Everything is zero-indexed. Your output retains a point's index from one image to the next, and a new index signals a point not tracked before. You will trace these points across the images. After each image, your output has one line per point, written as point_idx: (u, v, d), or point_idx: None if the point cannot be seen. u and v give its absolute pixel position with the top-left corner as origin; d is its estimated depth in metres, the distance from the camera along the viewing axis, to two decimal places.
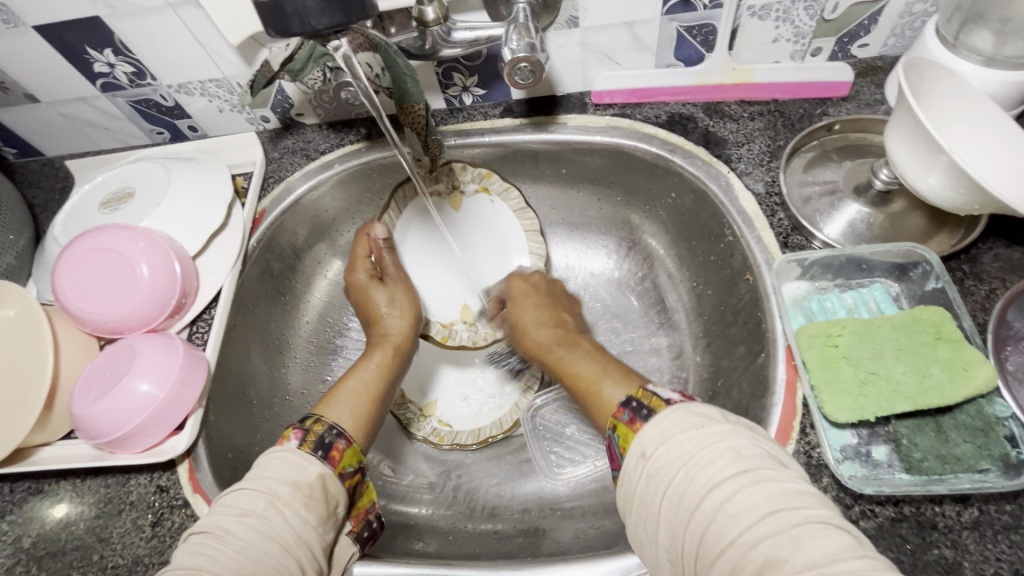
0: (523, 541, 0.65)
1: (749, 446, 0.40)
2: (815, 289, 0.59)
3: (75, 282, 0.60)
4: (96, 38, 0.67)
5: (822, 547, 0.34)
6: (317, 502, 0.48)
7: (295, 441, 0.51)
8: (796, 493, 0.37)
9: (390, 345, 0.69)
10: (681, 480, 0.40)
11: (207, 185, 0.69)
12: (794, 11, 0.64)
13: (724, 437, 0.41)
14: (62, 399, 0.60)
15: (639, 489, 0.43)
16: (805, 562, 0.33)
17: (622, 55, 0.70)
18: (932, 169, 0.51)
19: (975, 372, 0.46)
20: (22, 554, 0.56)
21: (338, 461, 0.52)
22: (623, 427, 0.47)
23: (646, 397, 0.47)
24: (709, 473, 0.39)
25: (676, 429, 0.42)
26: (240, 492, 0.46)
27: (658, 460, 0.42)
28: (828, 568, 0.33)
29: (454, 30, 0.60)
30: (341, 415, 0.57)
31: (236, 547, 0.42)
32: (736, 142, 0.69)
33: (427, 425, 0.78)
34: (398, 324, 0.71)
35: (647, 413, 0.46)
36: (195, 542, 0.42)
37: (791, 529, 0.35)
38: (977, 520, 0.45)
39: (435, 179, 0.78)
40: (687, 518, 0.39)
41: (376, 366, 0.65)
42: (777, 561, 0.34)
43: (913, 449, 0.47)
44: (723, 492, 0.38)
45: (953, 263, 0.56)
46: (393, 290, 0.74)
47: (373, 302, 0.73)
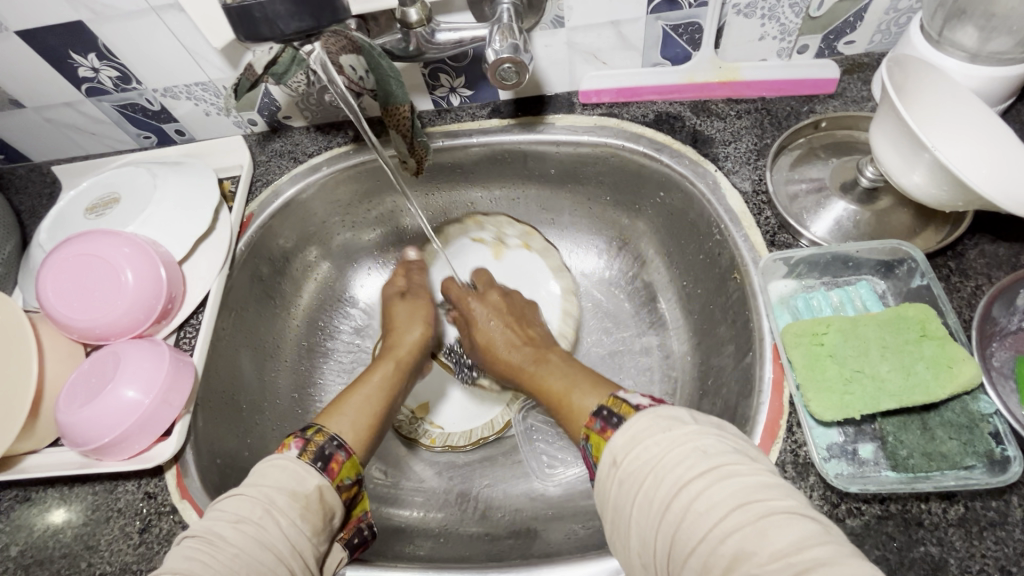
0: (514, 543, 0.65)
1: (715, 444, 0.41)
2: (801, 287, 0.59)
3: (58, 289, 0.60)
4: (79, 43, 0.67)
5: (785, 537, 0.35)
6: (313, 512, 0.48)
7: (295, 451, 0.51)
8: (759, 486, 0.38)
9: (393, 358, 0.68)
10: (651, 482, 0.41)
11: (194, 188, 0.69)
12: (780, 9, 0.64)
13: (690, 438, 0.42)
14: (48, 406, 0.60)
15: (612, 494, 0.44)
16: (769, 552, 0.35)
17: (609, 54, 0.70)
18: (917, 167, 0.50)
19: (959, 368, 0.46)
20: (9, 562, 0.56)
21: (337, 474, 0.52)
22: (595, 436, 0.48)
23: (616, 404, 0.48)
24: (677, 474, 0.40)
25: (643, 433, 0.44)
26: (235, 500, 0.46)
27: (628, 467, 0.43)
28: (792, 558, 0.34)
29: (438, 32, 0.59)
30: (342, 426, 0.56)
31: (228, 554, 0.42)
32: (723, 140, 0.69)
33: (419, 426, 0.78)
34: (412, 340, 0.71)
35: (617, 420, 0.47)
36: (189, 545, 0.43)
37: (756, 521, 0.36)
38: (964, 517, 0.45)
39: (479, 226, 0.82)
40: (657, 518, 0.40)
41: (378, 381, 0.64)
42: (744, 554, 0.35)
43: (899, 446, 0.47)
44: (692, 490, 0.39)
45: (939, 259, 0.56)
46: (414, 306, 0.75)
47: (394, 315, 0.75)
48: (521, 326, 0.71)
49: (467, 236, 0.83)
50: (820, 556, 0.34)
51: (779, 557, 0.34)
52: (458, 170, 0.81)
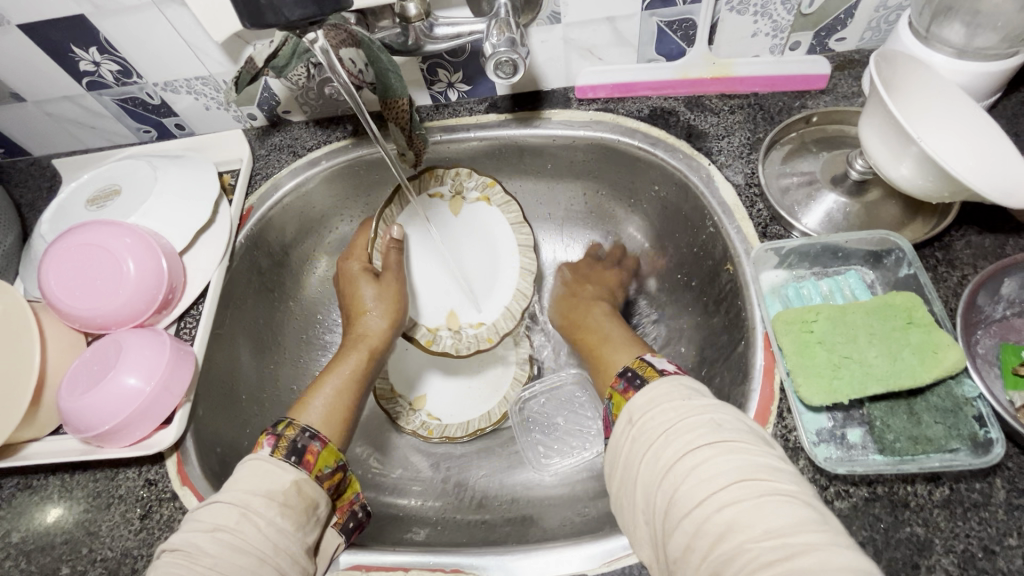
0: (510, 529, 0.66)
1: (730, 420, 0.43)
2: (791, 277, 0.60)
3: (61, 276, 0.60)
4: (81, 37, 0.67)
5: (782, 518, 0.36)
6: (293, 508, 0.48)
7: (268, 449, 0.51)
8: (765, 467, 0.39)
9: (367, 346, 0.66)
10: (661, 443, 0.43)
11: (194, 181, 0.70)
12: (772, 6, 0.65)
13: (708, 410, 0.44)
14: (50, 394, 0.60)
15: (623, 450, 0.46)
16: (765, 528, 0.36)
17: (604, 50, 0.71)
18: (904, 159, 0.52)
19: (944, 354, 0.47)
20: (11, 549, 0.57)
21: (314, 464, 0.53)
22: (617, 395, 0.51)
23: (641, 367, 0.52)
24: (687, 440, 0.42)
25: (663, 398, 0.46)
26: (212, 508, 0.46)
27: (645, 425, 0.45)
28: (784, 537, 0.35)
29: (437, 26, 0.60)
30: (313, 419, 0.57)
31: (205, 565, 0.42)
32: (717, 135, 0.70)
33: (416, 418, 0.79)
34: (378, 325, 0.68)
35: (639, 382, 0.50)
36: (168, 561, 0.43)
37: (755, 498, 0.37)
38: (948, 498, 0.46)
39: (438, 180, 0.79)
40: (660, 479, 0.41)
41: (349, 372, 0.63)
42: (738, 526, 0.36)
43: (886, 430, 0.48)
44: (697, 457, 0.40)
45: (927, 250, 0.58)
46: (382, 287, 0.70)
47: (359, 294, 0.70)
48: (595, 291, 0.77)
49: (427, 193, 0.79)
50: (806, 542, 0.34)
51: (768, 534, 0.35)
52: (456, 165, 0.81)
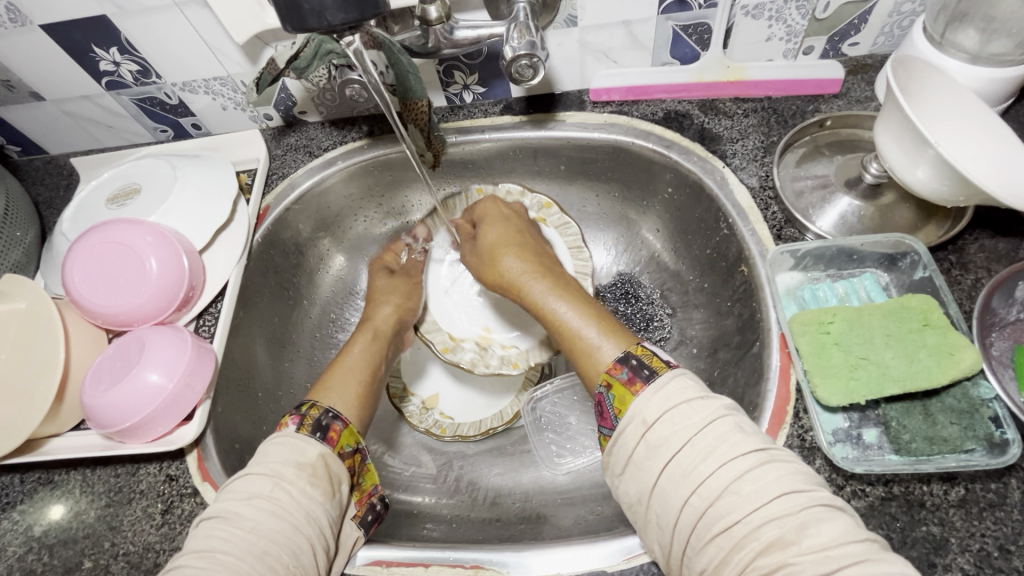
0: (525, 527, 0.66)
1: (752, 426, 0.44)
2: (807, 279, 0.61)
3: (85, 273, 0.61)
4: (102, 37, 0.68)
5: (825, 532, 0.38)
6: (321, 479, 0.49)
7: (294, 426, 0.52)
8: (796, 476, 0.41)
9: (373, 329, 0.71)
10: (691, 454, 0.42)
11: (213, 180, 0.71)
12: (786, 11, 0.66)
13: (732, 416, 0.44)
14: (72, 390, 0.61)
15: (635, 451, 0.45)
16: (807, 544, 0.37)
17: (620, 53, 0.72)
18: (920, 162, 0.52)
19: (961, 356, 0.48)
20: (33, 543, 0.58)
21: (336, 442, 0.53)
22: (619, 386, 0.49)
23: (646, 356, 0.49)
24: (720, 452, 0.42)
25: (679, 398, 0.45)
26: (247, 478, 0.47)
27: (666, 433, 0.44)
28: (830, 551, 0.37)
29: (457, 29, 0.61)
30: (334, 399, 0.58)
31: (246, 527, 0.44)
32: (731, 138, 0.70)
33: (429, 417, 0.79)
34: (387, 311, 0.73)
35: (647, 374, 0.48)
36: (208, 526, 0.45)
37: (797, 513, 0.39)
38: (964, 498, 0.47)
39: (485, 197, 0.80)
40: (691, 490, 0.41)
41: (360, 351, 0.67)
42: (781, 542, 0.38)
43: (901, 431, 0.49)
44: (733, 471, 0.41)
45: (941, 253, 0.58)
46: (394, 282, 0.76)
47: (374, 285, 0.76)
48: (514, 233, 0.68)
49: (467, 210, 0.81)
50: (849, 554, 0.36)
51: (818, 550, 0.37)
52: (471, 166, 0.82)
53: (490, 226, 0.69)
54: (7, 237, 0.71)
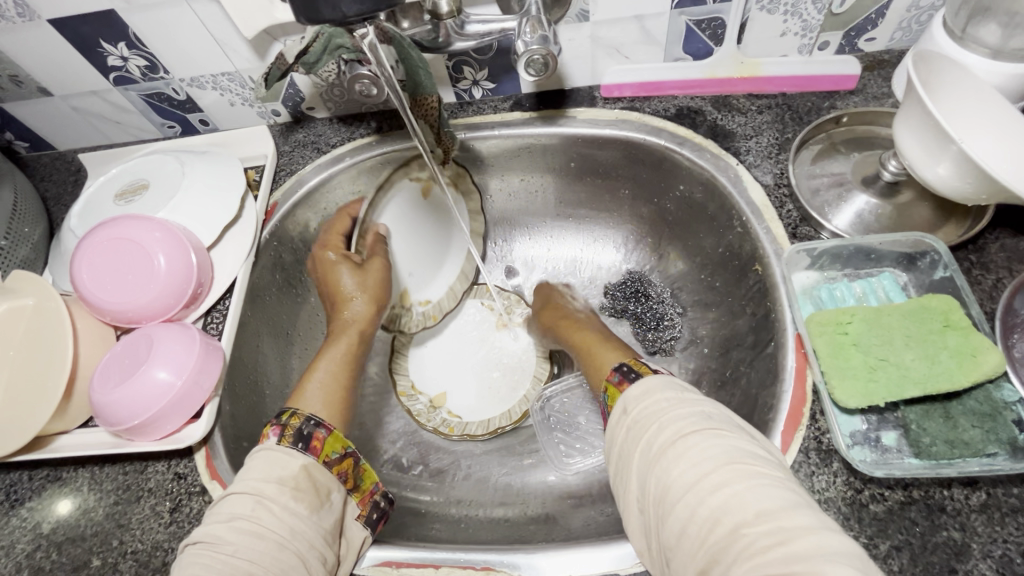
0: (534, 528, 0.66)
1: (722, 414, 0.45)
2: (823, 278, 0.60)
3: (92, 269, 0.61)
4: (110, 32, 0.68)
5: (767, 501, 0.37)
6: (305, 492, 0.49)
7: (274, 438, 0.52)
8: (754, 455, 0.41)
9: (356, 330, 0.66)
10: (655, 431, 0.45)
11: (221, 177, 0.70)
12: (803, 5, 0.64)
13: (701, 403, 0.46)
14: (80, 388, 0.61)
15: (619, 440, 0.48)
16: (756, 512, 0.37)
17: (631, 49, 0.71)
18: (942, 159, 0.51)
19: (984, 358, 0.46)
20: (42, 540, 0.57)
21: (320, 450, 0.52)
22: (611, 388, 0.53)
23: (637, 363, 0.54)
24: (678, 427, 0.44)
25: (654, 389, 0.48)
26: (229, 500, 0.47)
27: (640, 417, 0.48)
28: (770, 518, 0.36)
29: (468, 23, 0.60)
30: (313, 405, 0.57)
31: (226, 552, 0.43)
32: (745, 135, 0.69)
33: (436, 416, 0.79)
34: (362, 309, 0.67)
35: (634, 375, 0.52)
36: (193, 552, 0.44)
37: (741, 481, 0.39)
38: (986, 503, 0.46)
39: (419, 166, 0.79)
40: (653, 465, 0.43)
41: (343, 356, 0.64)
42: (730, 510, 0.38)
43: (921, 434, 0.48)
44: (686, 443, 0.42)
45: (960, 253, 0.57)
46: (364, 274, 0.68)
47: (338, 282, 0.67)
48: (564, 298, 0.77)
49: (408, 178, 0.80)
50: (798, 526, 0.36)
51: (756, 515, 0.37)
52: (480, 163, 0.81)
53: (546, 295, 0.79)
54: (15, 233, 0.71)
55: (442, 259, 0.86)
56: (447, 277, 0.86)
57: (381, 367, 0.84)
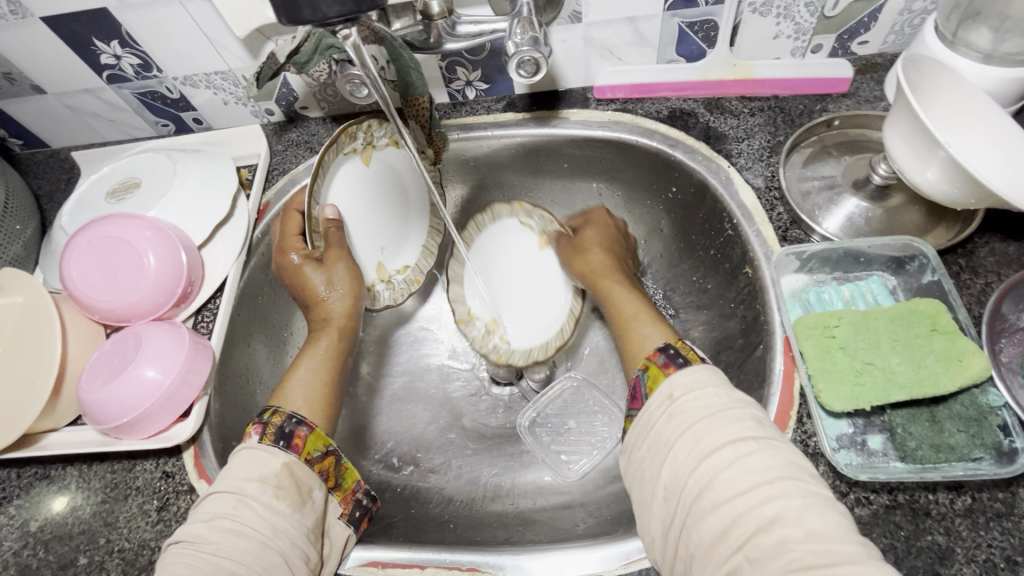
0: (524, 530, 0.66)
1: (769, 420, 0.45)
2: (812, 281, 0.60)
3: (84, 267, 0.61)
4: (103, 30, 0.68)
5: (824, 522, 0.38)
6: (287, 490, 0.48)
7: (255, 437, 0.51)
8: (806, 472, 0.41)
9: (335, 328, 0.64)
10: (705, 427, 0.43)
11: (213, 175, 0.70)
12: (795, 8, 0.64)
13: (753, 407, 0.45)
14: (69, 385, 0.61)
15: (657, 424, 0.46)
16: (806, 530, 0.37)
17: (624, 50, 0.71)
18: (930, 164, 0.51)
19: (969, 362, 0.47)
20: (29, 538, 0.57)
21: (302, 448, 0.52)
22: (654, 368, 0.50)
23: (684, 348, 0.51)
24: (735, 428, 0.43)
25: (704, 383, 0.47)
26: (211, 498, 0.47)
27: (687, 407, 0.45)
28: (827, 539, 0.37)
29: (459, 24, 0.60)
30: (296, 404, 0.57)
31: (208, 551, 0.43)
32: (737, 137, 0.69)
33: (490, 341, 0.79)
34: (339, 303, 0.65)
35: (682, 361, 0.49)
36: (173, 552, 0.44)
37: (801, 497, 0.39)
38: (971, 507, 0.46)
39: (351, 137, 0.70)
40: (701, 460, 0.42)
41: (325, 354, 0.62)
42: (782, 521, 0.38)
43: (907, 438, 0.47)
44: (745, 447, 0.41)
45: (949, 257, 0.57)
46: (329, 269, 0.65)
47: (308, 283, 0.64)
48: (603, 232, 0.73)
49: (342, 154, 0.70)
50: (843, 551, 0.36)
51: (813, 535, 0.37)
52: (474, 163, 0.81)
53: (588, 226, 0.74)
54: (7, 231, 0.71)
55: (405, 218, 0.81)
56: (416, 234, 0.83)
57: (373, 367, 0.84)
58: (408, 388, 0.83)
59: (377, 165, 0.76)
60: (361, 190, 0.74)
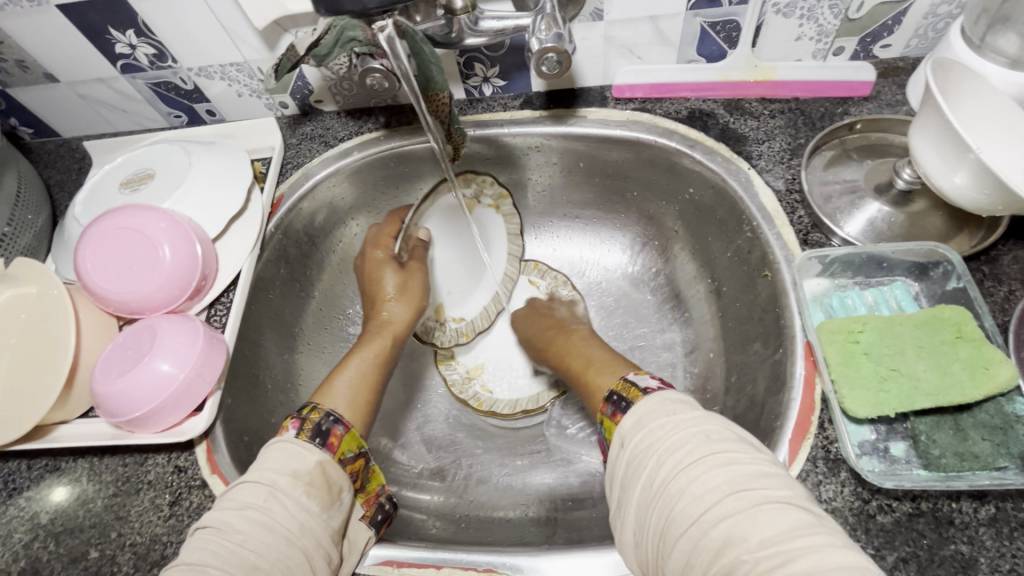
0: (537, 529, 0.65)
1: (717, 429, 0.43)
2: (835, 286, 0.60)
3: (98, 260, 0.60)
4: (119, 19, 0.67)
5: (777, 526, 0.36)
6: (318, 488, 0.48)
7: (293, 432, 0.51)
8: (758, 474, 0.39)
9: (388, 334, 0.67)
10: (654, 465, 0.42)
11: (228, 169, 0.70)
12: (819, 10, 0.64)
13: (696, 423, 0.43)
14: (82, 377, 0.60)
15: (617, 473, 0.46)
16: (761, 539, 0.36)
17: (645, 49, 0.70)
18: (959, 168, 0.51)
19: (997, 371, 0.46)
20: (39, 530, 0.57)
21: (337, 448, 0.52)
22: (608, 420, 0.50)
23: (625, 388, 0.51)
24: (676, 458, 0.41)
25: (649, 416, 0.46)
26: (243, 487, 0.46)
27: (635, 448, 0.45)
28: (781, 545, 0.35)
29: (482, 19, 0.59)
30: (337, 403, 0.57)
31: (236, 541, 0.42)
32: (757, 139, 0.69)
33: (470, 388, 0.80)
34: (400, 312, 0.69)
35: (625, 405, 0.49)
36: (200, 539, 0.43)
37: (749, 510, 0.37)
38: (994, 517, 0.46)
39: (466, 183, 0.79)
40: (655, 500, 0.41)
41: (372, 357, 0.63)
42: (734, 540, 0.36)
43: (931, 445, 0.47)
44: (688, 476, 0.40)
45: (973, 264, 0.57)
46: (406, 277, 0.72)
47: (380, 282, 0.70)
48: (560, 311, 0.76)
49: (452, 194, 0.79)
50: (800, 549, 0.34)
51: (767, 545, 0.35)
52: (489, 160, 0.81)
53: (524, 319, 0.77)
54: (19, 221, 0.70)
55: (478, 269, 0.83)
56: (481, 296, 0.83)
57: None
58: (418, 387, 0.82)
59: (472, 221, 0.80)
60: (455, 231, 0.82)
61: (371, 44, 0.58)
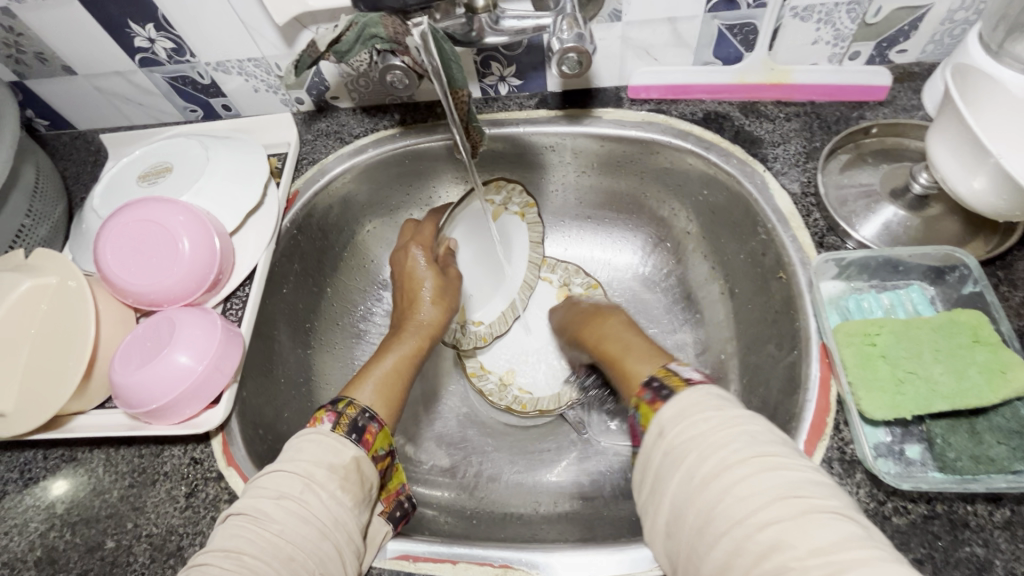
0: (548, 526, 0.66)
1: (762, 431, 0.43)
2: (850, 289, 0.60)
3: (118, 251, 0.60)
4: (140, 13, 0.67)
5: (825, 537, 0.36)
6: (352, 484, 0.48)
7: (329, 424, 0.51)
8: (803, 479, 0.39)
9: (421, 335, 0.67)
10: (695, 459, 0.42)
11: (245, 164, 0.70)
12: (836, 14, 0.64)
13: (740, 423, 0.43)
14: (100, 368, 0.60)
15: (654, 462, 0.45)
16: (810, 548, 0.36)
17: (661, 51, 0.70)
18: (978, 173, 0.51)
19: (1012, 375, 0.46)
20: (56, 519, 0.57)
21: (372, 444, 0.52)
22: (645, 406, 0.49)
23: (668, 376, 0.50)
24: (721, 456, 0.41)
25: (692, 410, 0.45)
26: (276, 475, 0.46)
27: (676, 440, 0.44)
28: (828, 556, 0.35)
29: (502, 18, 0.60)
30: (370, 395, 0.57)
31: (274, 531, 0.43)
32: (773, 141, 0.69)
33: (508, 394, 0.79)
34: (434, 314, 0.69)
35: (668, 394, 0.48)
36: (235, 524, 0.43)
37: (796, 516, 0.37)
38: (1009, 520, 0.46)
39: (496, 189, 0.79)
40: (696, 495, 0.41)
41: (406, 355, 0.63)
42: (780, 545, 0.36)
43: (947, 448, 0.48)
44: (733, 475, 0.40)
45: (988, 269, 0.57)
46: (444, 281, 0.71)
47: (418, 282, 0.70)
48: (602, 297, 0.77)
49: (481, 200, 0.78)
50: (847, 560, 0.35)
51: (814, 553, 0.35)
52: (502, 158, 0.81)
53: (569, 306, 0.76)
54: (37, 212, 0.71)
55: (500, 273, 0.83)
56: (500, 300, 0.82)
57: None
58: (429, 384, 0.83)
59: (499, 226, 0.80)
60: (480, 235, 0.80)
61: (392, 42, 0.55)
